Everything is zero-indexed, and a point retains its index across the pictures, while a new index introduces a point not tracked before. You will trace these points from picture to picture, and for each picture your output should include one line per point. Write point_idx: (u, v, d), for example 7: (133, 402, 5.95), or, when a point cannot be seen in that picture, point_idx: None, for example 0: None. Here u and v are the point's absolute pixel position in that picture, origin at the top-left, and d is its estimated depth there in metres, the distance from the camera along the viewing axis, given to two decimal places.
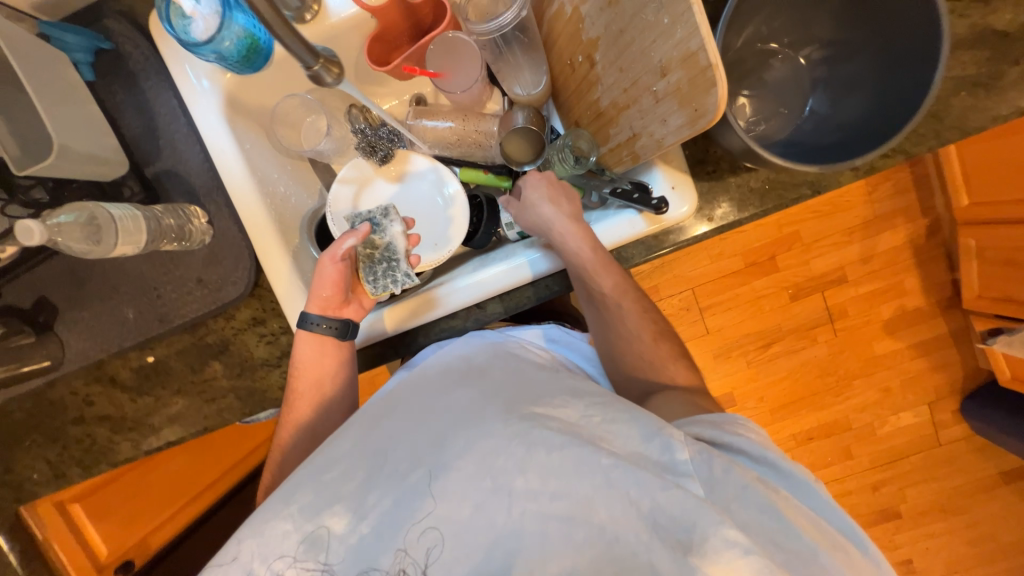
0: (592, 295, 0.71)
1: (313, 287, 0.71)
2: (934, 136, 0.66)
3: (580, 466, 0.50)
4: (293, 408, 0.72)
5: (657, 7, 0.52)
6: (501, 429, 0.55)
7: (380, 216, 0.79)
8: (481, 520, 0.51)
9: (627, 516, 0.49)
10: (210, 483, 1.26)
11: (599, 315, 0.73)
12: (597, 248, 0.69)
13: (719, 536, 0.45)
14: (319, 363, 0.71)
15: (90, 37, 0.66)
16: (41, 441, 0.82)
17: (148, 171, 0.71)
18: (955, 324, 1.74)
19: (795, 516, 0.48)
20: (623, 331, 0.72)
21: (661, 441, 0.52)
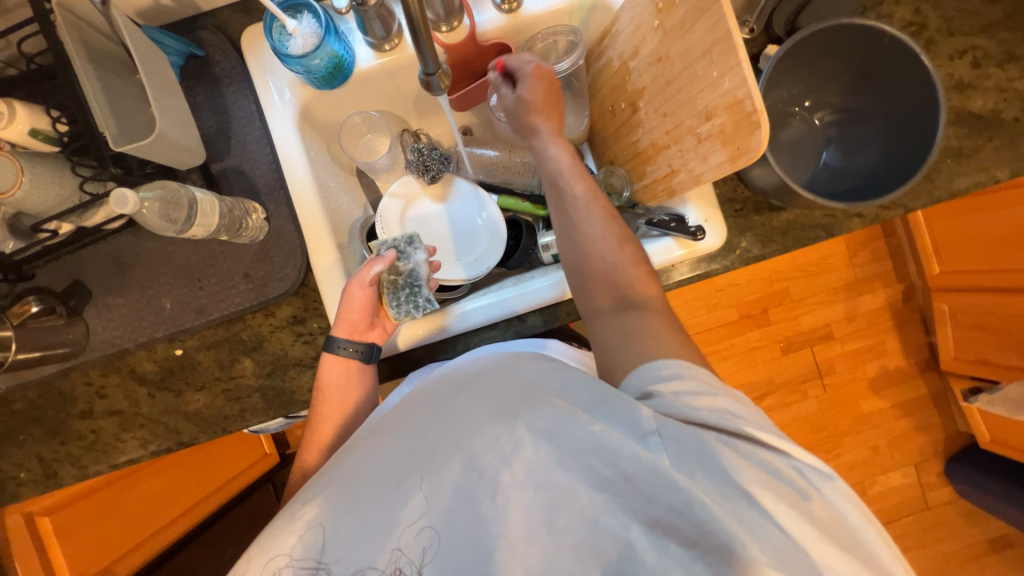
0: (563, 198, 0.68)
1: (339, 313, 0.72)
2: (929, 193, 0.75)
3: (562, 455, 0.49)
4: (317, 431, 0.73)
5: (708, 62, 0.61)
6: (486, 427, 0.52)
7: (404, 244, 0.77)
8: (465, 514, 0.50)
9: (608, 498, 0.47)
10: (190, 506, 1.19)
11: (564, 219, 0.67)
12: (574, 157, 0.70)
13: (688, 504, 0.45)
14: (343, 390, 0.73)
15: (186, 44, 0.72)
16: (38, 435, 0.77)
17: (215, 166, 0.74)
18: (933, 386, 1.84)
19: (761, 481, 0.46)
20: (589, 235, 0.64)
21: (634, 418, 0.48)
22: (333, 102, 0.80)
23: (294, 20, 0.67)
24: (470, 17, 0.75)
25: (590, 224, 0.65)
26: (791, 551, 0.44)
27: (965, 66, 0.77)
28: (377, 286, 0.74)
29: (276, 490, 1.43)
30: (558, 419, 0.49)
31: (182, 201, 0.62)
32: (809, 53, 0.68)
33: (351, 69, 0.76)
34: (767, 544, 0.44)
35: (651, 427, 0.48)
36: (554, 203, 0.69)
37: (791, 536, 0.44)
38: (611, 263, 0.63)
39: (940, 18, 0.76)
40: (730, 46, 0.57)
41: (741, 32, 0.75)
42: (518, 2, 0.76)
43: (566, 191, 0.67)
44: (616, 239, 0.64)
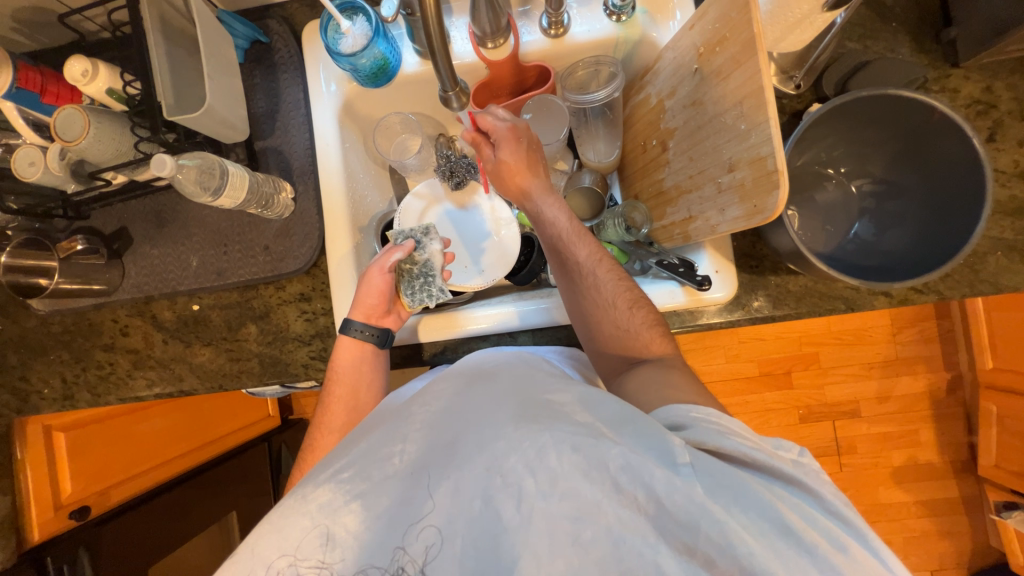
0: (567, 264, 0.72)
1: (357, 296, 0.75)
2: (969, 285, 0.70)
3: (589, 466, 0.46)
4: (329, 411, 0.74)
5: (738, 113, 0.59)
6: (511, 431, 0.50)
7: (422, 234, 0.83)
8: (490, 516, 0.48)
9: (637, 520, 0.44)
10: (188, 450, 1.27)
11: (571, 282, 0.71)
12: (573, 219, 0.74)
13: (724, 536, 0.42)
14: (357, 372, 0.74)
15: (253, 30, 0.78)
16: (66, 358, 0.85)
17: (258, 144, 0.80)
18: (967, 491, 1.67)
19: (802, 523, 0.44)
20: (593, 296, 0.69)
21: (662, 444, 0.46)
22: (376, 100, 0.84)
23: (348, 20, 0.71)
24: (515, 35, 0.75)
25: (599, 292, 0.69)
26: None
27: None
28: (394, 272, 0.78)
29: (269, 450, 1.51)
30: (585, 431, 0.48)
31: (214, 170, 0.67)
32: (853, 118, 0.65)
33: (396, 71, 0.80)
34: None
35: (681, 456, 0.46)
36: (559, 267, 0.73)
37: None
38: (624, 325, 0.68)
39: (1014, 99, 0.70)
40: (761, 100, 0.55)
41: (786, 86, 0.72)
42: (564, 28, 0.77)
43: (571, 258, 0.71)
44: (624, 300, 0.68)
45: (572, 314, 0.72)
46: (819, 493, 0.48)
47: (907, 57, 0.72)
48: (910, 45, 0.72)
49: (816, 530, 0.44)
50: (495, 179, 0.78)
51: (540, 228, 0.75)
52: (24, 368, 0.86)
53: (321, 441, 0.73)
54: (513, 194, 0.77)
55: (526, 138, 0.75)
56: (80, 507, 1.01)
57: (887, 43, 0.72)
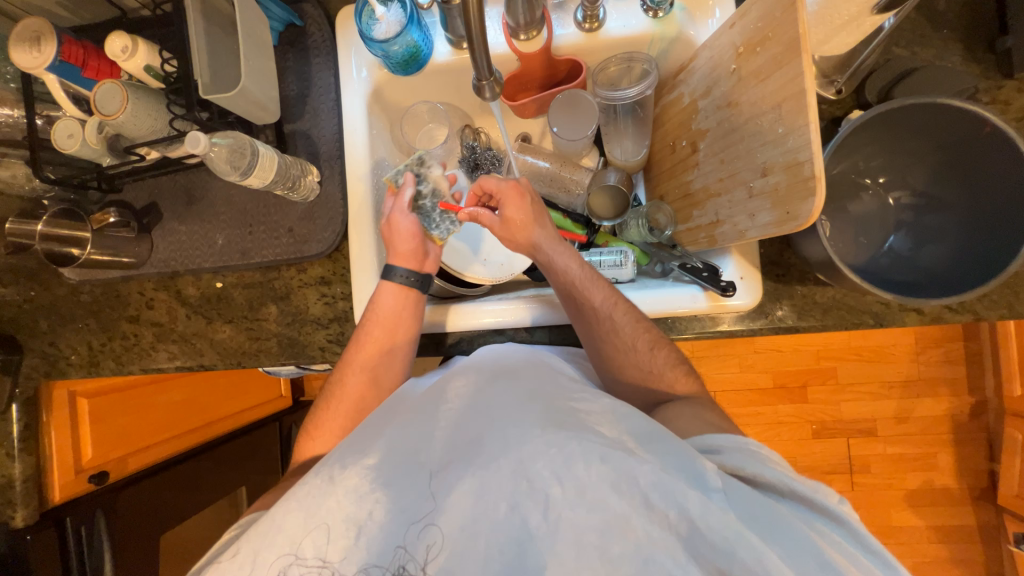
0: (582, 311, 0.70)
1: (391, 245, 0.74)
2: (1008, 306, 0.67)
3: (619, 481, 0.47)
4: (362, 351, 0.71)
5: (776, 117, 0.58)
6: (540, 437, 0.51)
7: (418, 166, 0.77)
8: (517, 520, 0.49)
9: (667, 538, 0.45)
10: (205, 423, 1.30)
11: (588, 328, 0.70)
12: (584, 264, 0.72)
13: (761, 565, 0.41)
14: (396, 317, 0.72)
15: (288, 13, 0.79)
16: (93, 327, 0.87)
17: (287, 127, 0.81)
18: (984, 519, 1.62)
19: (842, 559, 0.43)
20: (611, 343, 0.69)
21: (693, 466, 0.47)
22: (405, 88, 0.84)
23: (383, 6, 0.71)
24: (548, 29, 0.75)
25: (617, 335, 0.68)
26: None
27: None
28: (414, 212, 0.76)
29: (280, 430, 1.56)
30: (615, 446, 0.49)
31: (245, 150, 0.67)
32: (896, 126, 0.62)
33: (427, 60, 0.79)
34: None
35: (712, 479, 0.46)
36: (575, 313, 0.71)
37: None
38: (644, 365, 0.69)
39: None
40: (802, 104, 0.53)
41: (827, 90, 0.70)
42: (599, 23, 0.75)
43: (587, 306, 0.69)
44: (645, 341, 0.68)
45: (592, 356, 0.72)
46: (856, 530, 0.47)
47: (957, 66, 0.69)
48: (961, 54, 0.69)
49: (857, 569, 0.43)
50: (502, 238, 0.76)
51: (551, 276, 0.73)
52: (55, 334, 0.89)
53: (349, 378, 0.72)
54: (520, 241, 0.75)
55: (530, 194, 0.75)
56: (100, 472, 1.04)
57: (937, 50, 0.69)
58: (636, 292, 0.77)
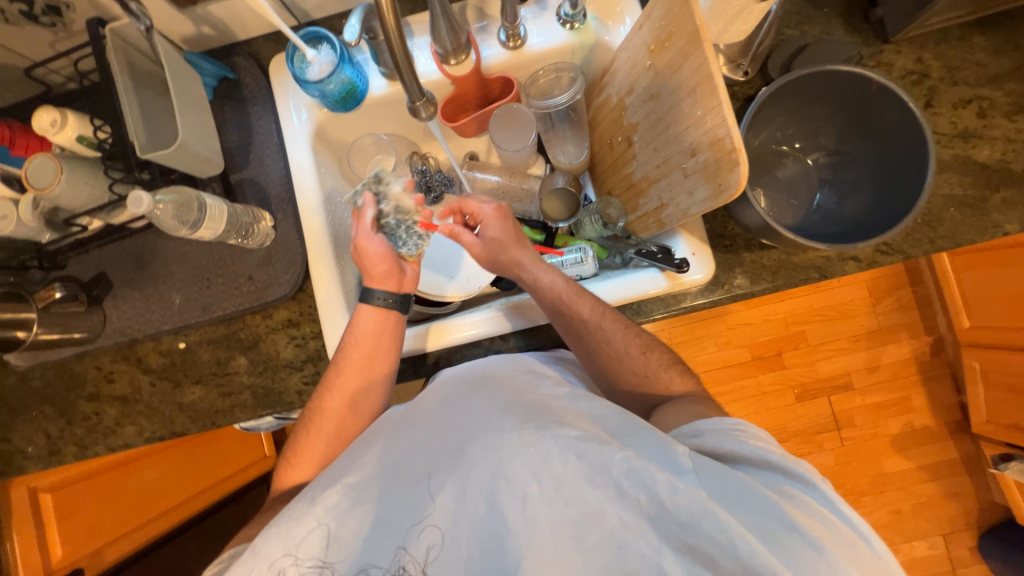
0: (573, 327, 0.71)
1: (363, 269, 0.71)
2: (929, 242, 0.74)
3: (594, 474, 0.48)
4: (342, 376, 0.69)
5: (693, 101, 0.63)
6: (518, 440, 0.53)
7: (374, 184, 0.69)
8: (492, 521, 0.51)
9: (640, 522, 0.47)
10: (185, 497, 1.24)
11: (580, 340, 0.71)
12: (568, 280, 0.74)
13: (727, 536, 0.43)
14: (375, 340, 0.70)
15: (220, 67, 0.80)
16: (49, 413, 0.82)
17: (233, 177, 0.81)
18: (965, 450, 1.70)
19: (807, 520, 0.46)
20: (604, 349, 0.71)
21: (665, 449, 0.49)
22: (348, 124, 0.86)
23: (313, 50, 0.73)
24: (475, 51, 0.78)
25: (609, 341, 0.71)
26: None
27: (970, 116, 0.75)
28: (380, 232, 0.70)
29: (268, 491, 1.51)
30: (592, 439, 0.50)
31: (192, 204, 0.67)
32: (801, 96, 0.69)
33: (364, 94, 0.82)
34: (805, 572, 0.43)
35: (686, 461, 0.48)
36: (565, 329, 0.71)
37: (835, 567, 0.43)
38: (636, 364, 0.71)
39: (944, 67, 0.76)
40: (712, 87, 0.58)
41: (736, 73, 0.77)
42: (522, 40, 0.80)
43: (574, 321, 0.71)
44: (633, 343, 0.71)
45: (587, 364, 0.74)
46: (821, 488, 0.49)
47: (842, 38, 0.77)
48: (844, 27, 0.77)
49: (821, 526, 0.46)
50: (481, 262, 0.79)
51: (538, 296, 0.74)
52: (6, 428, 0.83)
53: (329, 403, 0.70)
54: (507, 261, 0.77)
55: (511, 215, 0.78)
56: (74, 569, 0.98)
57: (823, 27, 0.77)
58: (599, 284, 0.79)
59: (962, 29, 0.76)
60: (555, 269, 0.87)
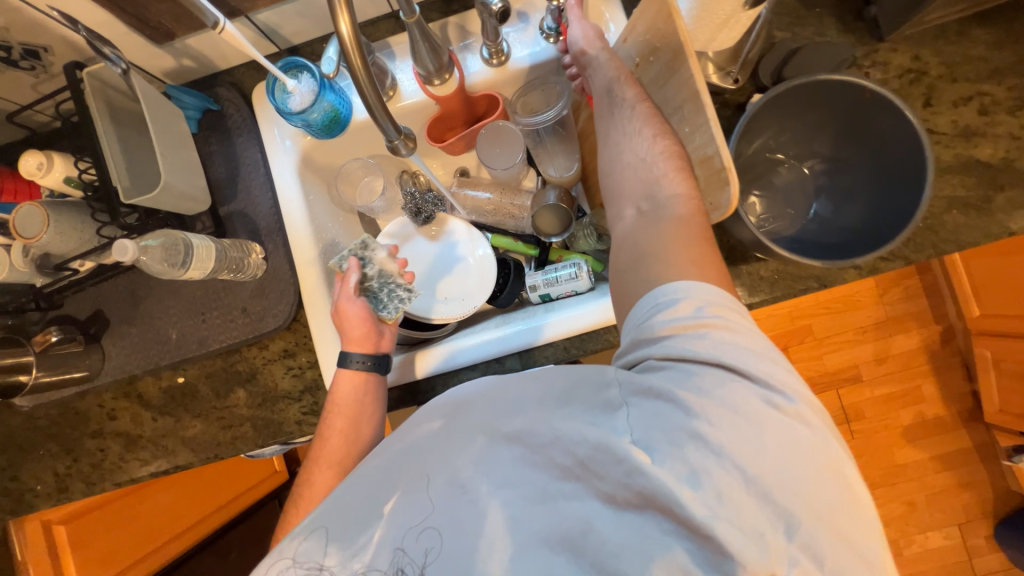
0: (611, 105, 0.62)
1: (342, 332, 0.73)
2: (931, 246, 0.72)
3: (533, 454, 0.48)
4: (327, 442, 0.69)
5: (680, 118, 0.62)
6: (465, 441, 0.51)
7: (361, 249, 0.78)
8: (440, 506, 0.49)
9: (570, 484, 0.46)
10: (190, 525, 1.24)
11: (607, 132, 0.62)
12: (626, 85, 0.62)
13: (631, 472, 0.42)
14: (358, 404, 0.71)
15: (203, 99, 0.80)
16: (55, 451, 0.83)
17: (222, 210, 0.81)
18: (979, 439, 1.67)
19: (724, 429, 0.41)
20: (629, 150, 0.59)
21: (594, 400, 0.48)
22: (334, 149, 0.86)
23: (294, 80, 0.72)
24: (459, 69, 0.77)
25: (629, 151, 0.59)
26: (751, 509, 0.39)
27: (971, 114, 0.73)
28: (361, 296, 0.76)
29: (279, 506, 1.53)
30: (531, 421, 0.49)
31: (179, 246, 0.67)
32: (793, 104, 0.67)
33: (349, 120, 0.81)
34: (706, 490, 0.40)
35: (614, 399, 0.47)
36: (601, 113, 0.64)
37: (737, 480, 0.40)
38: (651, 176, 0.57)
39: (942, 64, 0.73)
40: (698, 104, 0.57)
41: (725, 81, 0.75)
42: (506, 56, 0.79)
43: (614, 102, 0.62)
44: (658, 148, 0.57)
45: (606, 201, 0.62)
46: (755, 385, 0.43)
47: (835, 39, 0.74)
48: (837, 26, 0.75)
49: (745, 432, 0.41)
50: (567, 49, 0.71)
51: (593, 80, 0.66)
52: (15, 467, 0.84)
53: (317, 475, 0.67)
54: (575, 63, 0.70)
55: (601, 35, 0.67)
56: None
57: (815, 27, 0.75)
58: (593, 302, 0.78)
59: (961, 23, 0.73)
60: (549, 286, 0.86)
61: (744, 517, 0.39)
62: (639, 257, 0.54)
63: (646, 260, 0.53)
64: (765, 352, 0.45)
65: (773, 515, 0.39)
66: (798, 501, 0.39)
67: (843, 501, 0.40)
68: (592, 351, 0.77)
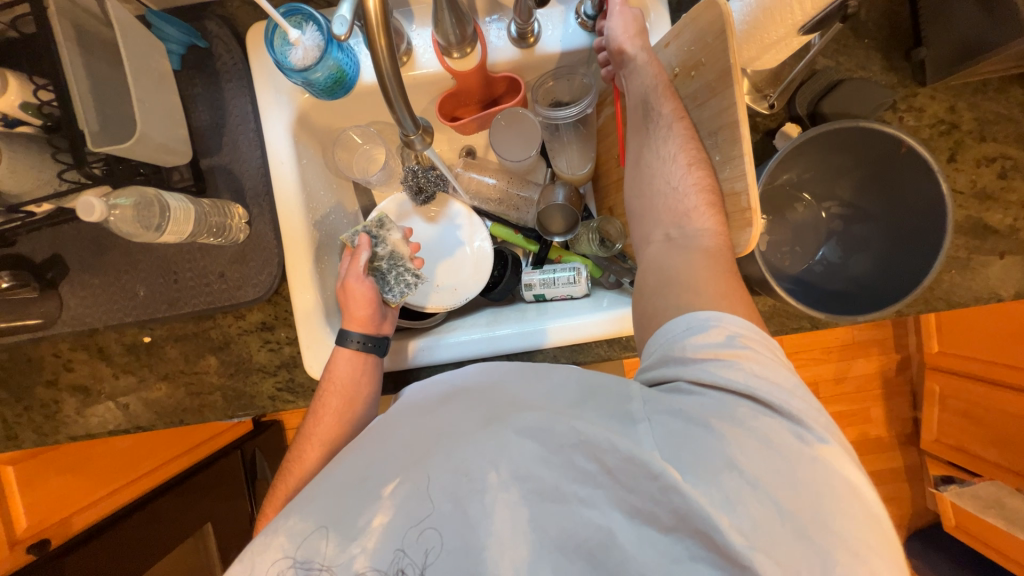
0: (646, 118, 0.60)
1: (345, 310, 0.71)
2: (924, 302, 0.73)
3: (549, 454, 0.46)
4: (321, 422, 0.66)
5: (713, 144, 0.58)
6: (476, 434, 0.49)
7: (377, 226, 0.77)
8: (453, 509, 0.47)
9: (591, 492, 0.44)
10: (159, 464, 1.25)
11: (638, 149, 0.61)
12: (664, 91, 0.59)
13: (661, 489, 0.41)
14: (355, 384, 0.69)
15: (189, 33, 0.71)
16: (5, 397, 0.78)
17: (204, 162, 0.73)
18: (911, 462, 1.81)
19: (755, 454, 0.41)
20: (660, 172, 0.58)
21: (618, 409, 0.46)
22: (333, 110, 0.78)
23: (297, 30, 0.63)
24: (483, 43, 0.71)
25: (660, 177, 0.58)
26: (780, 537, 0.38)
27: (989, 175, 0.72)
28: (369, 275, 0.73)
29: (243, 458, 1.44)
30: (545, 418, 0.47)
31: (154, 207, 0.61)
32: (825, 144, 0.65)
33: (355, 82, 0.74)
34: (739, 517, 0.39)
35: (637, 412, 0.45)
36: (636, 122, 0.62)
37: (769, 508, 0.39)
38: (681, 206, 0.56)
39: (975, 119, 0.72)
40: (736, 135, 0.54)
41: (760, 104, 0.71)
42: (535, 37, 0.72)
43: (650, 115, 0.60)
44: (691, 176, 0.56)
45: (632, 219, 0.62)
46: (786, 413, 0.43)
47: (876, 75, 0.71)
48: (881, 62, 0.71)
49: (774, 460, 0.40)
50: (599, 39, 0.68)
51: (630, 84, 0.62)
52: None
53: (308, 454, 0.64)
54: (610, 50, 0.63)
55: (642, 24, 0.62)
56: (39, 540, 0.98)
57: (860, 60, 0.71)
58: (590, 313, 0.76)
59: (1002, 79, 0.71)
60: (546, 286, 0.83)
61: (783, 551, 0.38)
62: (667, 280, 0.54)
63: (675, 285, 0.53)
64: (796, 388, 0.45)
65: (811, 553, 0.38)
66: (829, 537, 0.38)
67: (878, 541, 0.39)
68: (582, 362, 0.78)
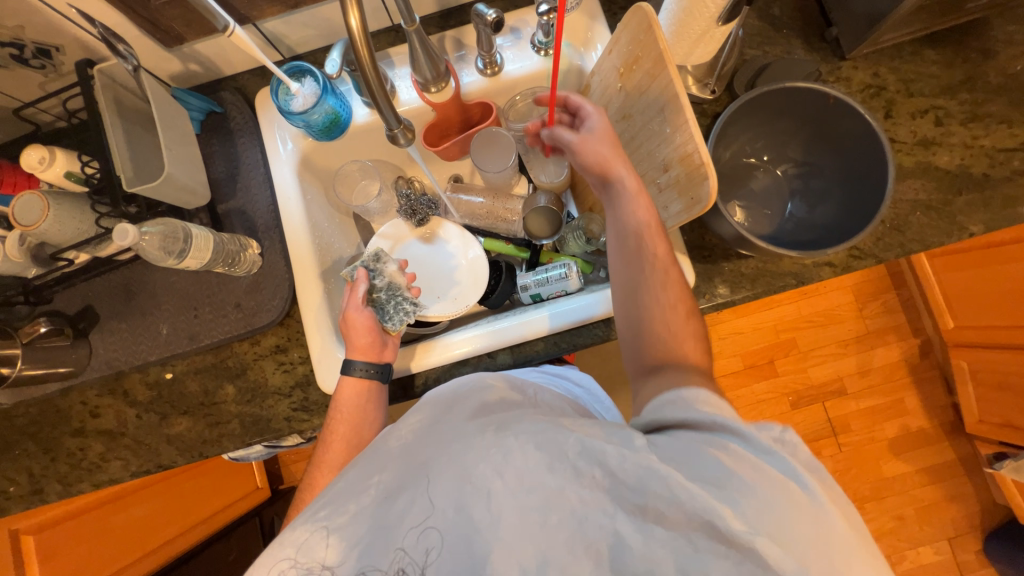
0: (641, 249, 0.63)
1: (347, 340, 0.74)
2: (898, 245, 0.77)
3: (552, 460, 0.46)
4: (330, 450, 0.70)
5: (662, 119, 0.65)
6: (478, 443, 0.50)
7: (373, 260, 0.80)
8: (461, 522, 0.47)
9: (598, 496, 0.45)
10: (173, 537, 1.20)
11: (633, 275, 0.63)
12: (657, 225, 0.65)
13: (670, 489, 0.42)
14: (360, 409, 0.72)
15: (207, 102, 0.83)
16: (33, 450, 0.81)
17: (221, 207, 0.83)
18: (962, 451, 1.69)
19: (744, 465, 0.43)
20: (650, 308, 0.62)
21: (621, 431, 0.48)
22: (332, 152, 0.89)
23: (298, 83, 0.76)
24: (455, 79, 0.81)
25: (649, 307, 0.62)
26: (778, 528, 0.40)
27: (927, 124, 0.79)
28: (369, 306, 0.77)
29: (262, 525, 1.46)
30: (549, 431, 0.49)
31: (178, 234, 0.70)
32: (766, 111, 0.72)
33: (349, 123, 0.85)
34: (744, 513, 0.40)
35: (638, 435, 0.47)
36: (628, 255, 0.64)
37: (768, 504, 0.41)
38: (670, 335, 0.60)
39: (899, 80, 0.80)
40: (679, 105, 0.61)
41: (704, 92, 0.80)
42: (499, 67, 0.84)
43: (644, 249, 0.63)
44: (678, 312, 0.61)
45: (624, 353, 0.64)
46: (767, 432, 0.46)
47: (802, 56, 0.81)
48: (803, 46, 0.82)
49: (763, 471, 0.43)
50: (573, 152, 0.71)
51: (615, 207, 0.66)
52: None
53: (321, 480, 0.69)
54: (595, 176, 0.68)
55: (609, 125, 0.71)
56: None
57: (784, 47, 0.82)
58: (580, 301, 0.80)
59: (913, 44, 0.80)
60: (540, 286, 0.87)
61: (784, 534, 0.40)
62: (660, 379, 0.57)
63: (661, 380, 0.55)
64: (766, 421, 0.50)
65: (807, 545, 0.40)
66: (819, 530, 0.41)
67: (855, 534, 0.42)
68: (582, 346, 0.80)
